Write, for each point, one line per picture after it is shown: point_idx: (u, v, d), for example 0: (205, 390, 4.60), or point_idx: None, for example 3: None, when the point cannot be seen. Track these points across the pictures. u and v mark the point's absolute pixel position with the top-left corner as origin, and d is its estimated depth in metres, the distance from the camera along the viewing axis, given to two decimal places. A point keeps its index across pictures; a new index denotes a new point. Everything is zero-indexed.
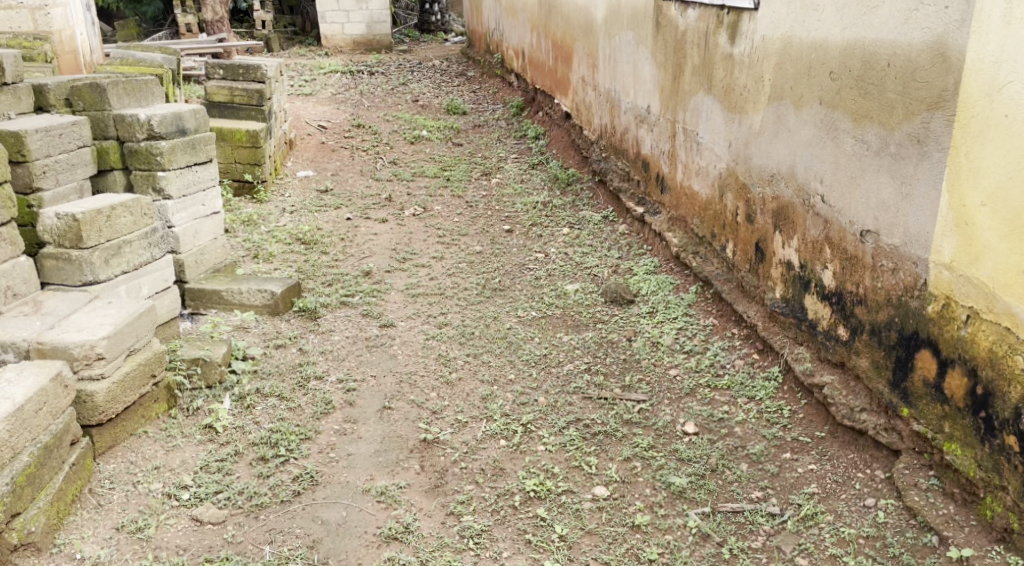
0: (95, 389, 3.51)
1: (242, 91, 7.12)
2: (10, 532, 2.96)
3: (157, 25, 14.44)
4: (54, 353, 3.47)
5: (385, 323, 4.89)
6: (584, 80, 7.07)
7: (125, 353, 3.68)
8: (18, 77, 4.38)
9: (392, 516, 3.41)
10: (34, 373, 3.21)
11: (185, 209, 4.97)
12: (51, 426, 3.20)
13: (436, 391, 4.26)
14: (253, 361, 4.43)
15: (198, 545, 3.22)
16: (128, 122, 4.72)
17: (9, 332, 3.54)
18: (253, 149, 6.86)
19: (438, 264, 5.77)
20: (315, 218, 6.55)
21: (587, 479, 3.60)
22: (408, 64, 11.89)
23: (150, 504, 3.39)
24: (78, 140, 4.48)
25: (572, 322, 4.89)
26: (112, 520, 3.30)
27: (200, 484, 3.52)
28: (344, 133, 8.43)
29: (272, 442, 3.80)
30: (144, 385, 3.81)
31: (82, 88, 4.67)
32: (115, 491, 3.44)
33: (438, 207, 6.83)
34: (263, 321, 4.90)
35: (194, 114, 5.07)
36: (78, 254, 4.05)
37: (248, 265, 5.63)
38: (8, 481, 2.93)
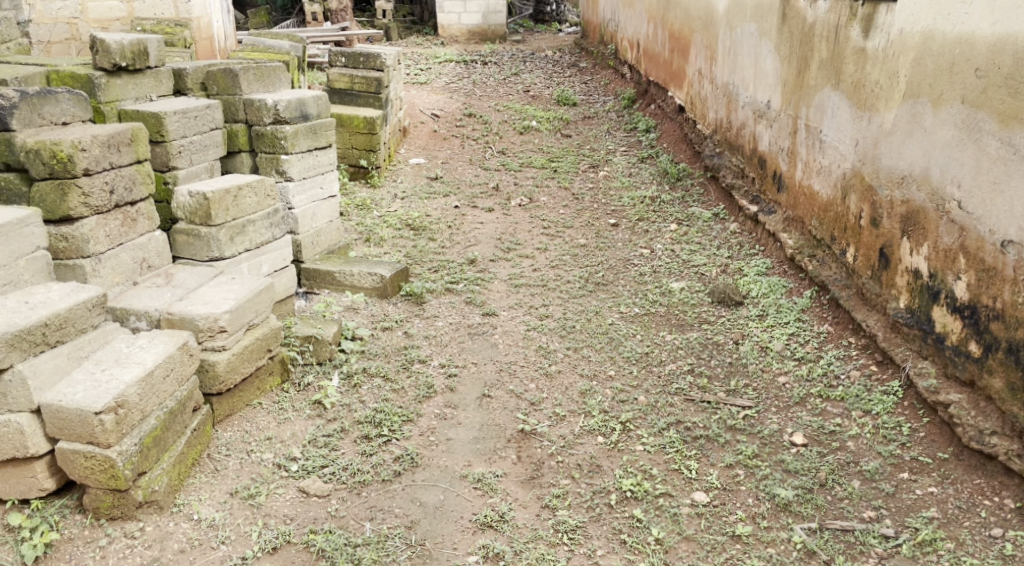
0: (217, 359, 3.70)
1: (361, 79, 7.32)
2: (136, 489, 3.14)
3: (286, 13, 14.99)
4: (182, 323, 3.67)
5: (488, 312, 4.93)
6: (701, 73, 6.89)
7: (245, 327, 3.86)
8: (160, 62, 4.66)
9: (489, 504, 3.44)
10: (164, 341, 3.41)
11: (304, 191, 5.15)
12: (176, 392, 3.39)
13: (536, 383, 4.27)
14: (361, 342, 4.56)
15: (304, 516, 3.35)
16: (257, 107, 4.92)
17: (143, 301, 3.78)
18: (369, 136, 7.05)
19: (541, 255, 5.78)
20: (424, 205, 6.67)
21: (687, 484, 3.53)
22: (522, 55, 11.93)
23: (262, 473, 3.55)
24: (211, 123, 4.73)
25: (676, 321, 4.80)
26: (227, 485, 3.47)
27: (308, 457, 3.66)
28: (456, 122, 8.55)
29: (376, 422, 3.90)
30: (260, 358, 3.98)
31: (217, 73, 4.91)
32: (230, 458, 3.61)
33: (544, 199, 6.83)
34: (372, 303, 5.03)
35: (318, 100, 5.23)
36: (206, 231, 4.27)
37: (359, 248, 5.80)
38: (137, 441, 3.11)
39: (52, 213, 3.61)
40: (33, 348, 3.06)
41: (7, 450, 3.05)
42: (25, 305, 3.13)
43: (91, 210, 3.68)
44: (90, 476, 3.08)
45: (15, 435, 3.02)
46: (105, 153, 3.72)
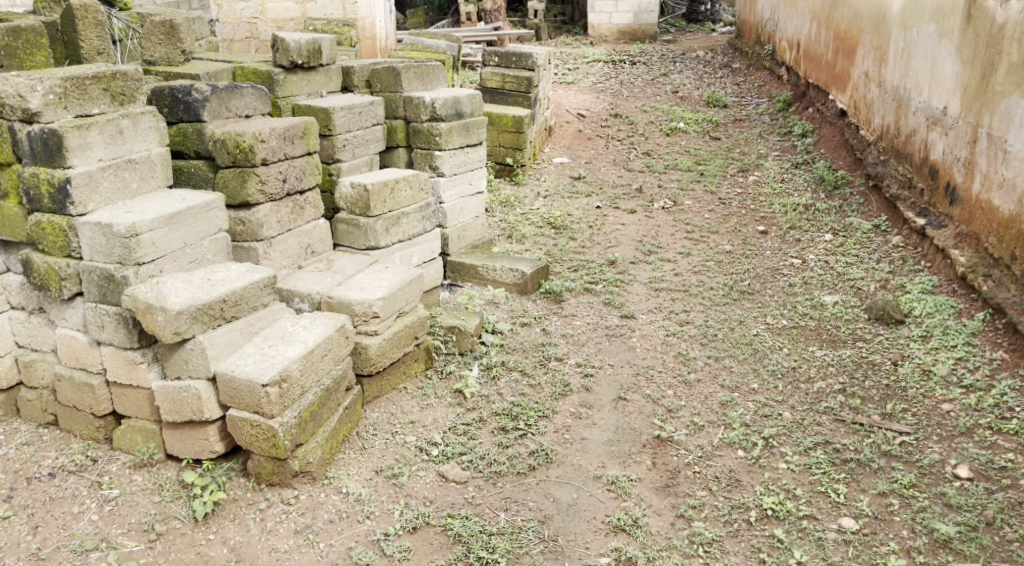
0: (369, 343, 3.88)
1: (513, 78, 7.45)
2: (293, 459, 3.35)
3: (441, 13, 15.43)
4: (340, 307, 3.89)
5: (627, 314, 4.91)
6: (868, 76, 6.54)
7: (395, 314, 4.03)
8: (331, 60, 4.96)
9: (623, 507, 3.43)
10: (324, 323, 3.63)
11: (454, 187, 5.30)
12: (333, 371, 3.59)
13: (674, 390, 4.21)
14: (500, 336, 4.65)
15: (443, 500, 3.46)
16: (416, 104, 5.12)
17: (306, 284, 4.03)
18: (517, 134, 7.18)
19: (684, 260, 5.68)
20: (566, 204, 6.72)
21: (834, 508, 3.38)
22: (671, 55, 11.74)
23: (405, 454, 3.70)
24: (373, 119, 4.97)
25: (827, 337, 4.59)
26: (373, 463, 3.63)
27: (447, 443, 3.78)
28: (602, 122, 8.54)
29: (513, 415, 3.97)
30: (407, 345, 4.15)
31: (381, 72, 5.15)
32: (376, 438, 3.79)
33: (689, 202, 6.71)
34: (512, 299, 5.12)
35: (472, 99, 5.37)
36: (365, 221, 4.49)
37: (502, 244, 5.91)
38: (296, 415, 3.32)
39: (233, 198, 3.90)
40: (213, 321, 3.33)
41: (185, 413, 3.34)
42: (207, 282, 3.40)
43: (266, 197, 3.95)
44: (255, 444, 3.31)
45: (193, 399, 3.30)
46: (282, 144, 3.98)
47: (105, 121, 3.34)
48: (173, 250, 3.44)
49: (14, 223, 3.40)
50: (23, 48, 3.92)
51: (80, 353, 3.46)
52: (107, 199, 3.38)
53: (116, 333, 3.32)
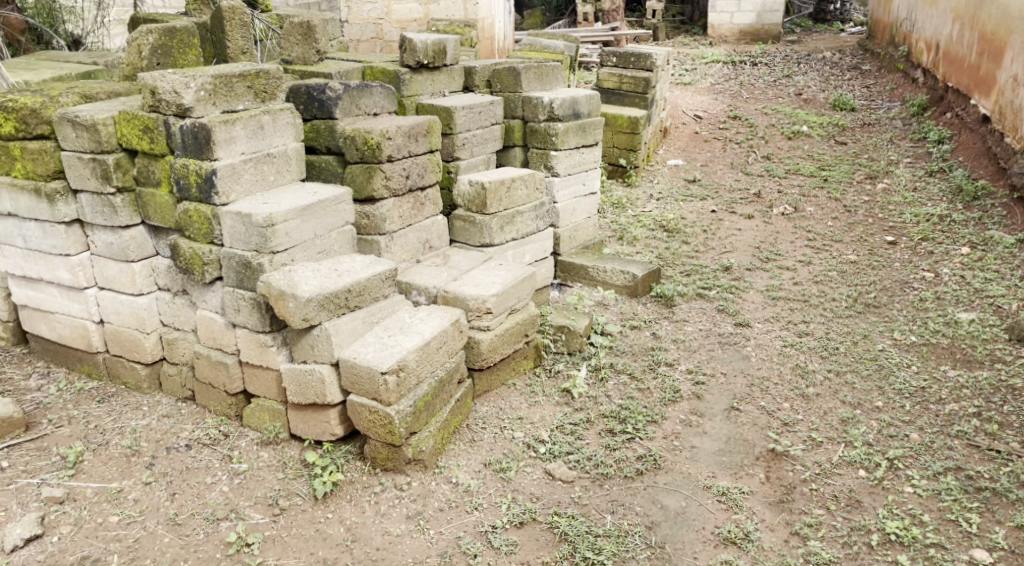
0: (481, 338, 3.95)
1: (630, 78, 7.38)
2: (407, 446, 3.45)
3: (558, 14, 15.48)
4: (455, 301, 3.98)
5: (741, 322, 4.79)
6: (1017, 79, 6.12)
7: (508, 311, 4.09)
8: (455, 60, 5.08)
9: (734, 520, 3.36)
10: (440, 316, 3.72)
11: (568, 187, 5.32)
12: (447, 363, 3.68)
13: (790, 402, 4.08)
14: (610, 337, 4.64)
15: (549, 498, 3.49)
16: (534, 104, 5.16)
17: (423, 278, 4.15)
18: (631, 135, 7.12)
19: (804, 269, 5.49)
20: (680, 207, 6.62)
21: (964, 539, 3.21)
22: (795, 56, 11.35)
23: (513, 450, 3.75)
24: (492, 118, 5.06)
25: (961, 356, 4.34)
26: (482, 456, 3.70)
27: (555, 442, 3.80)
28: (720, 124, 8.36)
29: (621, 418, 3.95)
30: (517, 342, 4.19)
31: (502, 72, 5.23)
32: (486, 431, 3.86)
33: (810, 209, 6.48)
34: (622, 301, 5.09)
35: (589, 99, 5.37)
36: (480, 218, 4.57)
37: (613, 245, 5.89)
38: (412, 404, 3.42)
39: (359, 192, 4.07)
40: (338, 310, 3.48)
41: (309, 395, 3.50)
42: (334, 272, 3.56)
43: (390, 192, 4.09)
44: (371, 429, 3.43)
45: (317, 383, 3.46)
46: (407, 142, 4.11)
47: (249, 117, 3.55)
48: (304, 240, 3.61)
49: (165, 211, 3.64)
50: (177, 47, 4.20)
51: (217, 334, 3.69)
52: (247, 190, 3.59)
53: (250, 317, 3.51)
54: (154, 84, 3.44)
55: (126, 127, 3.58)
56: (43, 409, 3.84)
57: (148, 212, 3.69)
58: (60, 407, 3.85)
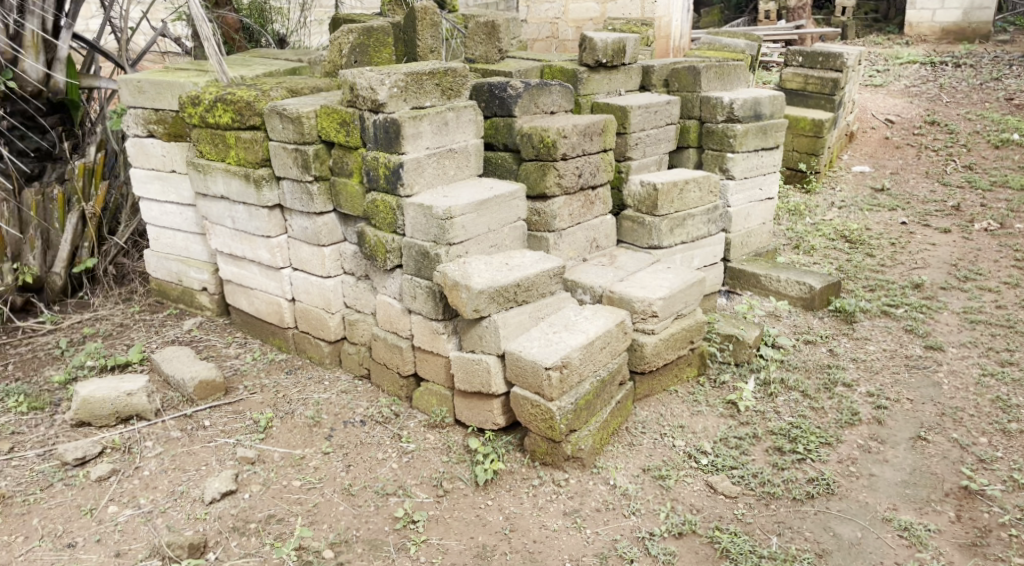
0: (645, 341, 3.90)
1: (817, 79, 7.02)
2: (566, 443, 3.48)
3: (739, 12, 14.98)
4: (621, 302, 3.95)
5: (932, 345, 4.45)
6: None
7: (674, 315, 4.01)
8: (633, 59, 5.05)
9: (916, 558, 3.14)
10: (606, 316, 3.72)
11: (743, 191, 5.13)
12: (610, 364, 3.67)
13: (988, 438, 3.75)
14: (781, 351, 4.45)
15: (710, 511, 3.40)
16: (712, 104, 4.99)
17: (590, 277, 4.15)
18: (814, 138, 6.77)
19: (1009, 291, 5.01)
20: (865, 217, 6.22)
21: None
22: (1007, 56, 10.34)
23: (673, 458, 3.68)
24: (668, 118, 4.98)
25: None
26: (641, 461, 3.66)
27: (718, 454, 3.69)
28: (914, 130, 7.79)
29: (791, 436, 3.78)
30: (682, 348, 4.10)
31: (681, 70, 5.08)
32: (646, 436, 3.81)
33: (1019, 225, 5.89)
34: (796, 314, 4.86)
35: (773, 100, 5.15)
36: (650, 220, 4.52)
37: (788, 254, 5.64)
38: (573, 401, 3.44)
39: (532, 189, 4.13)
40: (507, 303, 3.56)
41: (475, 384, 3.61)
42: (505, 266, 3.65)
43: (562, 190, 4.12)
44: (533, 422, 3.49)
45: (483, 372, 3.56)
46: (582, 141, 4.12)
47: (435, 113, 3.71)
48: (479, 234, 3.72)
49: (355, 200, 3.87)
50: (373, 46, 4.47)
51: (394, 318, 3.88)
52: (429, 183, 3.75)
53: (425, 304, 3.67)
54: (353, 80, 3.65)
55: (326, 121, 3.84)
56: (239, 375, 4.21)
57: (340, 201, 3.94)
58: (254, 375, 4.21)
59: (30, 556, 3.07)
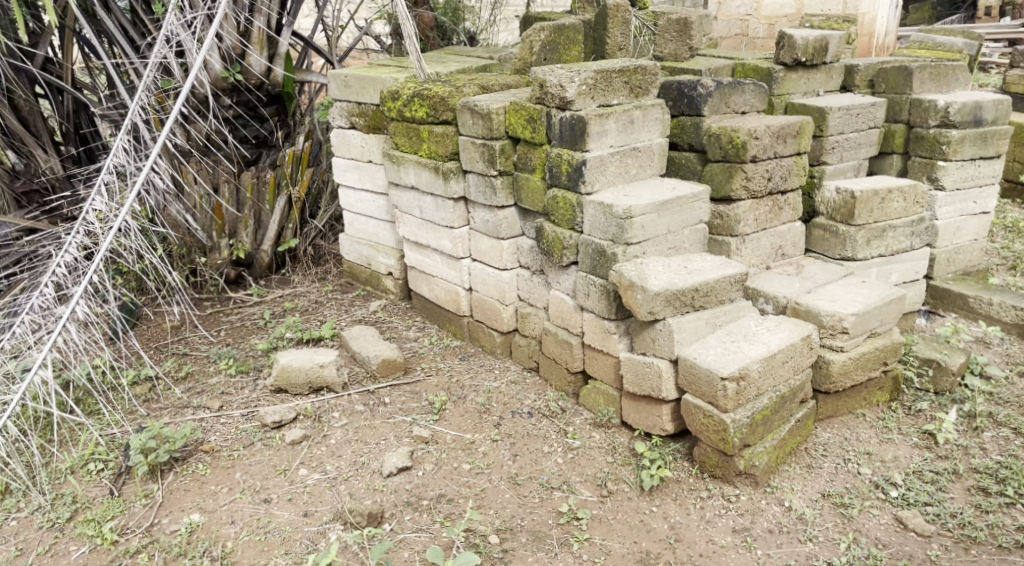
0: (833, 358, 3.67)
1: None
2: (739, 458, 3.35)
3: (954, 8, 13.76)
4: (807, 316, 3.74)
5: None
6: None
7: (867, 333, 3.74)
8: (836, 57, 4.77)
9: None
10: (790, 329, 3.54)
11: (955, 203, 4.70)
12: (791, 379, 3.49)
13: None
14: (990, 381, 4.04)
15: (898, 548, 3.15)
16: (925, 107, 4.60)
17: (774, 286, 3.96)
18: None
19: None
20: None
21: None
22: None
23: (858, 486, 3.44)
24: (871, 121, 4.65)
25: None
26: (821, 485, 3.46)
27: (910, 488, 3.42)
28: None
29: (999, 477, 3.43)
30: (874, 370, 3.82)
31: (889, 71, 4.71)
32: (827, 460, 3.59)
33: None
34: (1010, 342, 4.41)
35: (996, 104, 4.69)
36: (845, 229, 4.24)
37: (1002, 275, 5.11)
38: (749, 415, 3.30)
39: (717, 192, 4.00)
40: (683, 307, 3.47)
41: (645, 388, 3.56)
42: (685, 269, 3.56)
43: (748, 194, 3.96)
44: (704, 433, 3.38)
45: (654, 376, 3.50)
46: (775, 143, 3.93)
47: (622, 111, 3.67)
48: (658, 235, 3.66)
49: (536, 196, 3.92)
50: (563, 43, 4.49)
51: (566, 314, 3.90)
52: (611, 181, 3.73)
53: (599, 303, 3.66)
54: (543, 77, 3.69)
55: (514, 117, 3.91)
56: (417, 357, 4.40)
57: (521, 195, 4.00)
58: (430, 358, 4.39)
59: (232, 506, 3.36)
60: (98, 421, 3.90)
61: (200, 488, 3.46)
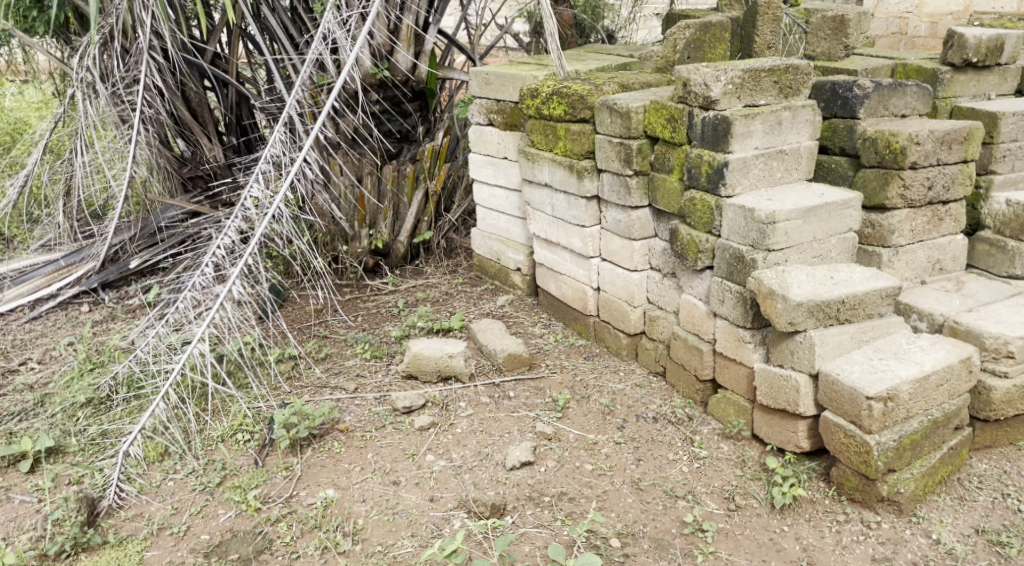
0: (995, 385, 3.40)
1: None
2: (882, 483, 3.17)
3: None
4: (967, 336, 3.50)
5: None
6: None
7: None
8: (1013, 59, 4.42)
9: None
10: (946, 349, 3.31)
11: None
12: (946, 404, 3.26)
13: None
14: None
15: None
16: None
17: (930, 303, 3.72)
18: None
19: None
20: None
21: None
22: None
23: (1018, 524, 3.18)
24: None
25: None
26: (974, 520, 3.21)
27: None
28: None
29: None
30: None
31: None
32: (982, 493, 3.34)
33: None
34: None
35: None
36: (1014, 244, 3.94)
37: None
38: (896, 439, 3.11)
39: (870, 199, 3.79)
40: (826, 320, 3.31)
41: (780, 401, 3.42)
42: (830, 279, 3.39)
43: (905, 202, 3.73)
44: (844, 453, 3.22)
45: (791, 390, 3.35)
46: (938, 149, 3.68)
47: (770, 112, 3.54)
48: (802, 242, 3.50)
49: (671, 197, 3.84)
50: (708, 42, 4.31)
51: (698, 320, 3.80)
52: (753, 185, 3.60)
53: (733, 310, 3.54)
54: (687, 76, 3.59)
55: (654, 116, 3.82)
56: (542, 353, 4.42)
57: (656, 196, 3.93)
58: (556, 355, 4.40)
59: (364, 485, 3.49)
60: (247, 394, 4.16)
61: (335, 465, 3.62)
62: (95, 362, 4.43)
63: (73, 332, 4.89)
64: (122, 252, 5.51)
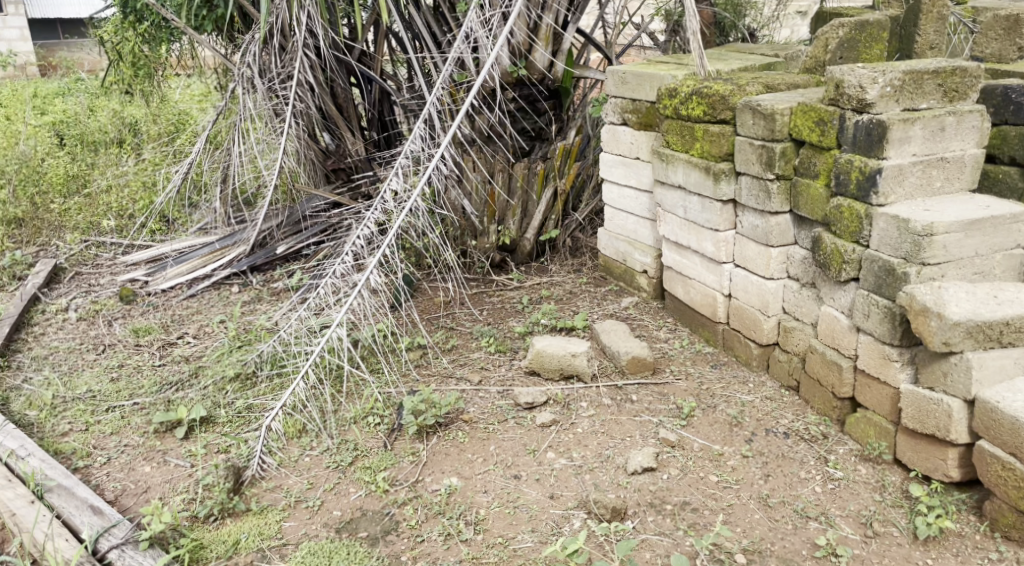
0: None
1: None
2: None
3: None
4: None
5: None
6: None
7: None
8: None
9: None
10: None
11: None
12: None
13: None
14: None
15: None
16: None
17: None
18: None
19: None
20: None
21: None
22: None
23: None
24: None
25: None
26: None
27: None
28: None
29: None
30: None
31: None
32: None
33: None
34: None
35: None
36: None
37: None
38: None
39: None
40: (987, 342, 3.08)
41: (929, 426, 3.23)
42: (993, 298, 3.15)
43: None
44: (1000, 487, 3.00)
45: (942, 415, 3.16)
46: None
47: (931, 117, 3.32)
48: (962, 257, 3.27)
49: (816, 204, 3.67)
50: (864, 42, 4.07)
51: (838, 334, 3.61)
52: (909, 194, 3.38)
53: (879, 326, 3.35)
54: (841, 77, 3.41)
55: (801, 118, 3.66)
56: (666, 359, 4.34)
57: (799, 202, 3.76)
58: (680, 361, 4.31)
59: (486, 476, 3.55)
60: (379, 379, 4.32)
61: (459, 454, 3.70)
62: (242, 340, 4.72)
63: (224, 310, 5.22)
64: (270, 238, 5.83)
